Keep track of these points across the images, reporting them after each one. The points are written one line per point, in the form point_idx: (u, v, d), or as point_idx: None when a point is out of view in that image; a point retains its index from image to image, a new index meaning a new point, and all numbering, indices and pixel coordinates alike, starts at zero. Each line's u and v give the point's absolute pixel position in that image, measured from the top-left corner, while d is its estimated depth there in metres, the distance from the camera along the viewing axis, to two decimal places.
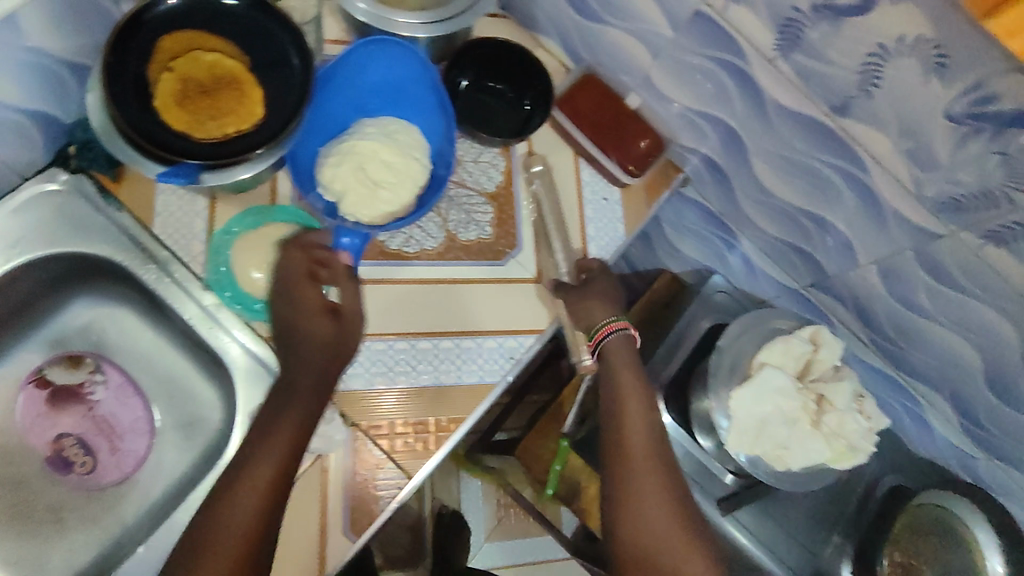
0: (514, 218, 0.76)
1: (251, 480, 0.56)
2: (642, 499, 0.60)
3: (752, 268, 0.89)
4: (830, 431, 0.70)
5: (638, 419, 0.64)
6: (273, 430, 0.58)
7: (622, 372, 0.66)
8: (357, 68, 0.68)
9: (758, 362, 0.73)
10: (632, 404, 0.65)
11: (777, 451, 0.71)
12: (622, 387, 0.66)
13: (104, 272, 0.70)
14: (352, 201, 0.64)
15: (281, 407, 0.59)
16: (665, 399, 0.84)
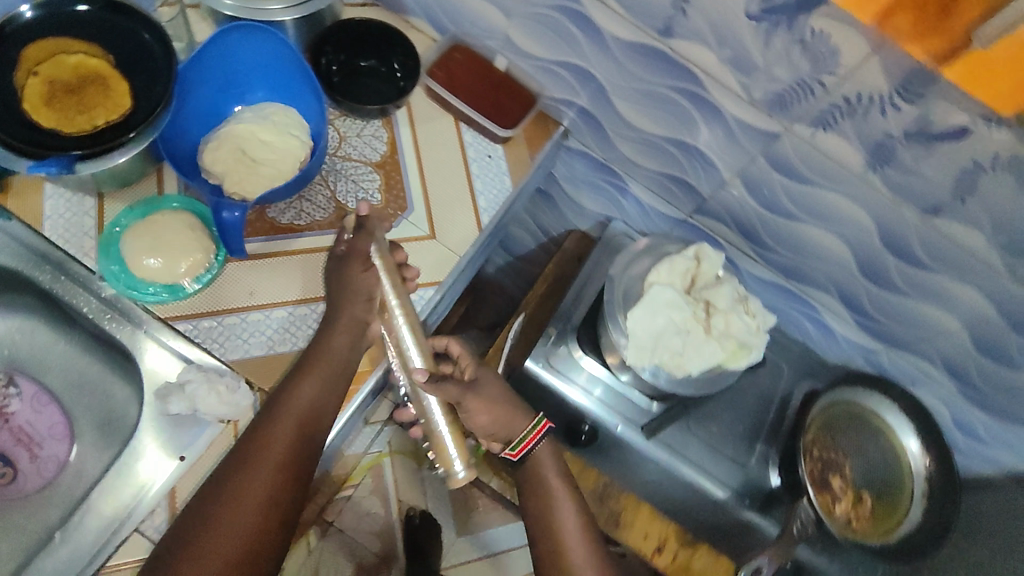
0: (401, 182, 0.80)
1: (269, 460, 0.59)
2: (577, 550, 0.66)
3: (645, 209, 0.94)
4: (720, 333, 0.74)
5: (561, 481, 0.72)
6: (294, 404, 0.61)
7: (548, 473, 0.72)
8: (224, 57, 0.72)
9: (648, 282, 0.78)
10: (562, 497, 0.70)
11: (675, 359, 0.74)
12: (545, 482, 0.71)
13: (4, 283, 0.72)
14: (235, 180, 0.69)
15: (299, 383, 0.63)
16: (579, 336, 0.88)
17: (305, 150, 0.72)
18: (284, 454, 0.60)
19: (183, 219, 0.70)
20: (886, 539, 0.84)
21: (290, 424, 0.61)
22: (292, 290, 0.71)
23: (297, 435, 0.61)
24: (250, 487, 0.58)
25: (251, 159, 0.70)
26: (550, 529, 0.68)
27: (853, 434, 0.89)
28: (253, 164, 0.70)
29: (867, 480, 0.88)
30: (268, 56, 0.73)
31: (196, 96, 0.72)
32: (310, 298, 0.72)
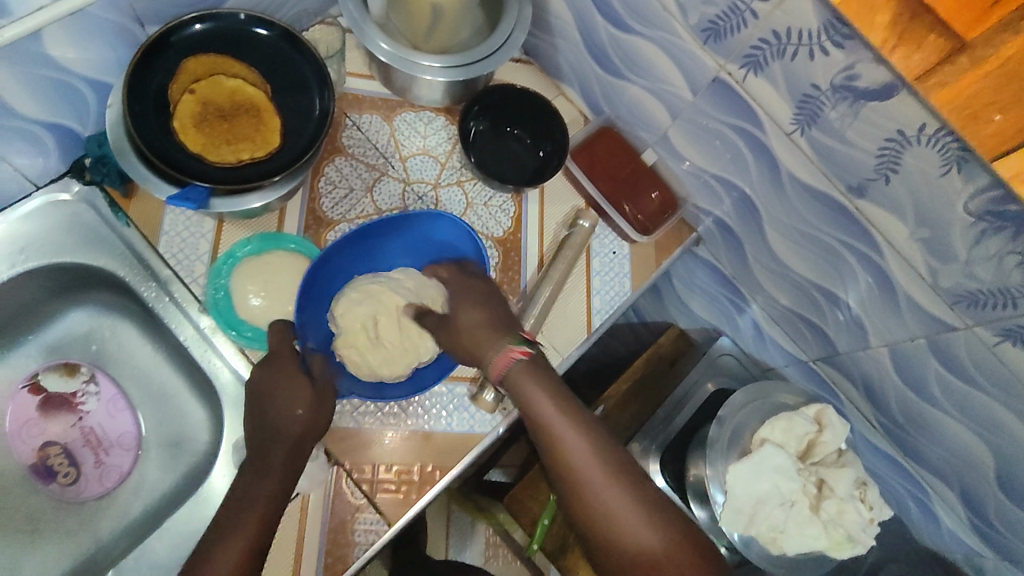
0: (519, 264, 0.76)
1: (215, 560, 0.53)
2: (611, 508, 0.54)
3: (762, 334, 0.86)
4: (829, 518, 0.67)
5: (578, 450, 0.56)
6: (244, 512, 0.55)
7: (558, 430, 0.57)
8: (434, 227, 0.69)
9: (759, 438, 0.71)
10: (559, 425, 0.57)
11: (771, 533, 0.68)
12: (543, 418, 0.57)
13: (107, 285, 0.70)
14: (347, 344, 0.65)
15: (254, 480, 0.57)
16: (662, 462, 0.83)
17: (432, 353, 0.66)
18: (241, 548, 0.53)
19: (297, 264, 0.68)
20: None
21: (249, 510, 0.55)
22: None
23: (251, 530, 0.54)
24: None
25: (374, 333, 0.65)
26: (556, 455, 0.56)
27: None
28: (373, 338, 0.65)
29: None
30: (456, 250, 0.70)
31: (361, 246, 0.68)
32: None
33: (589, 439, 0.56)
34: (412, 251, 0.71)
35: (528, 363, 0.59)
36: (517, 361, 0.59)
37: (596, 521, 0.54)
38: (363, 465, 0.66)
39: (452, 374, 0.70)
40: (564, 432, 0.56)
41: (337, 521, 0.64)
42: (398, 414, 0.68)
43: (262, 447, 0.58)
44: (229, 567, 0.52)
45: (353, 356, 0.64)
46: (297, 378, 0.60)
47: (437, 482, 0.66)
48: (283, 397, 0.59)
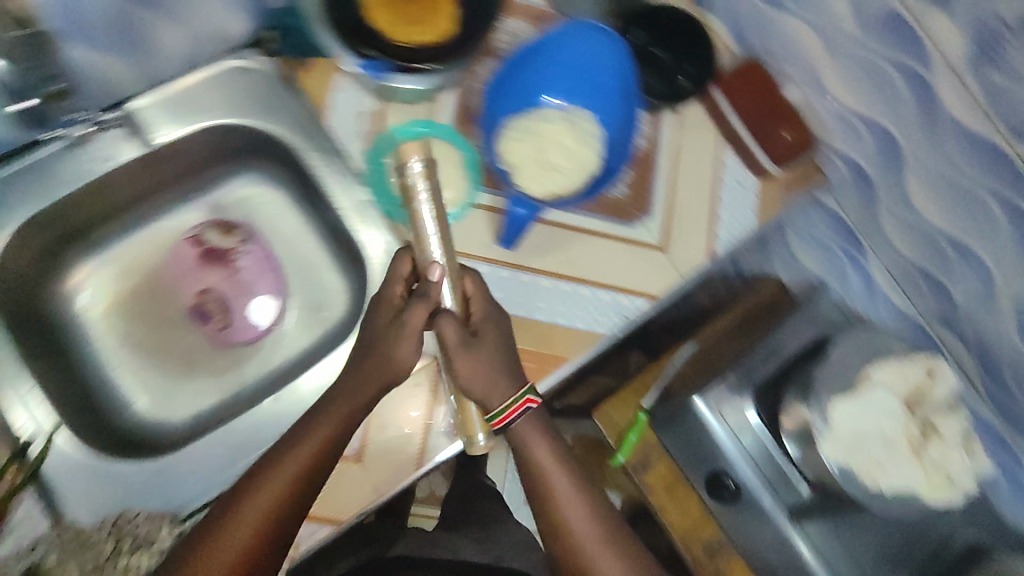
0: (651, 184, 0.77)
1: (277, 473, 0.59)
2: (601, 556, 0.61)
3: (872, 290, 0.87)
4: (931, 463, 0.70)
5: (590, 518, 0.62)
6: (311, 432, 0.61)
7: (557, 479, 0.63)
8: (589, 49, 0.72)
9: (870, 377, 0.72)
10: (553, 474, 0.63)
11: (870, 468, 0.70)
12: (535, 457, 0.63)
13: (275, 153, 0.77)
14: (526, 174, 0.71)
15: (316, 418, 0.62)
16: (756, 397, 0.85)
17: (598, 164, 0.72)
18: (300, 468, 0.60)
19: (454, 154, 0.72)
20: None
21: (306, 444, 0.60)
22: (526, 257, 0.73)
23: (309, 458, 0.60)
24: (246, 515, 0.58)
25: (547, 162, 0.71)
26: (546, 506, 0.63)
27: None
28: (546, 167, 0.71)
29: None
30: (599, 61, 0.72)
31: (516, 64, 0.73)
32: (535, 269, 0.73)
33: (584, 490, 0.64)
34: (548, 78, 0.74)
35: (535, 417, 0.64)
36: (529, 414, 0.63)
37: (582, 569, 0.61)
38: None
39: (577, 277, 0.74)
40: (563, 492, 0.63)
41: (352, 457, 0.67)
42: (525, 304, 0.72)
43: (326, 401, 0.63)
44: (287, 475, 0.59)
45: (533, 182, 0.71)
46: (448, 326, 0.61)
47: (557, 370, 0.71)
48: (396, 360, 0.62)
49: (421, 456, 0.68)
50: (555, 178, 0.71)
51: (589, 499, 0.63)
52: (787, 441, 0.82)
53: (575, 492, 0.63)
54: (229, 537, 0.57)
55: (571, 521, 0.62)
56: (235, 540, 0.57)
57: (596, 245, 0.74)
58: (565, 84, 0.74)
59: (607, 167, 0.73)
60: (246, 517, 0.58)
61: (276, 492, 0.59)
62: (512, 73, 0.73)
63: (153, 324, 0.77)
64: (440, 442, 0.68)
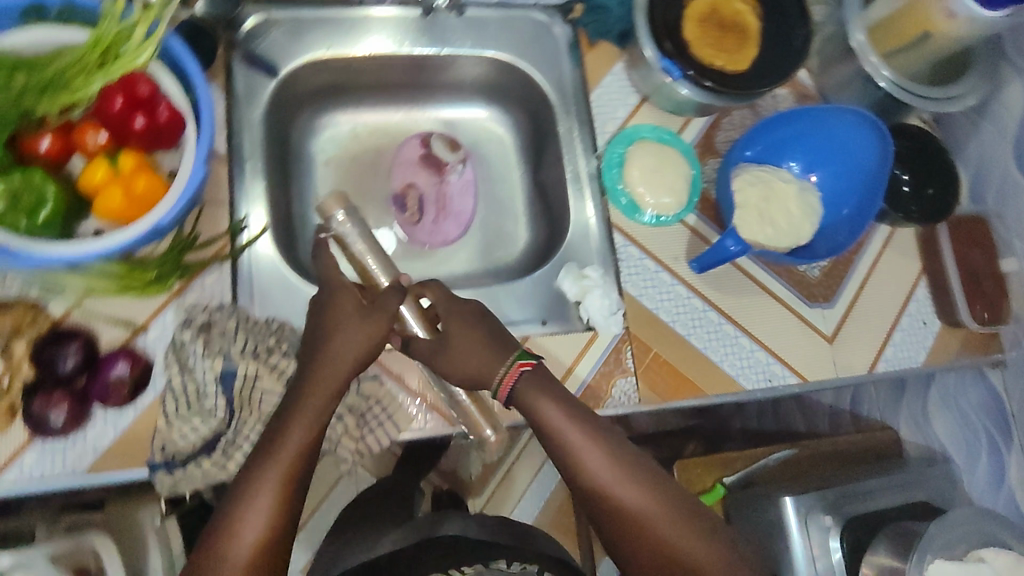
0: (843, 279, 0.79)
1: (276, 454, 0.57)
2: (627, 490, 0.60)
3: (998, 480, 0.85)
4: None
5: (609, 462, 0.61)
6: (296, 417, 0.58)
7: (567, 430, 0.61)
8: (849, 139, 0.75)
9: (979, 555, 0.71)
10: (567, 435, 0.61)
11: None
12: (551, 425, 0.61)
13: (529, 104, 0.86)
14: (745, 217, 0.73)
15: (292, 405, 0.59)
16: (843, 525, 0.80)
17: (808, 240, 0.75)
18: (305, 442, 0.58)
19: (683, 169, 0.77)
20: None
21: (293, 425, 0.58)
22: (706, 286, 0.76)
23: (304, 440, 0.58)
24: (258, 499, 0.55)
25: (767, 215, 0.74)
26: (593, 490, 0.61)
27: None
28: (765, 218, 0.73)
29: None
30: (852, 152, 0.76)
31: (778, 121, 0.77)
32: (709, 300, 0.75)
33: (626, 469, 0.61)
34: (797, 148, 0.78)
35: (534, 375, 0.63)
36: (525, 375, 0.62)
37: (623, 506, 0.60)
38: (643, 345, 0.73)
39: (742, 325, 0.76)
40: (582, 447, 0.61)
41: None
42: (688, 325, 0.74)
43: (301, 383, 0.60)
44: (297, 446, 0.57)
45: (749, 225, 0.73)
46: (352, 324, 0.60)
47: (689, 396, 0.72)
48: (346, 338, 0.60)
49: None
50: (768, 231, 0.73)
51: (606, 448, 0.61)
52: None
53: (586, 441, 0.61)
54: (248, 521, 0.55)
55: (597, 475, 0.60)
56: (257, 527, 0.55)
57: (772, 306, 0.77)
58: (809, 160, 0.78)
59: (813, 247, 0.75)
60: (259, 498, 0.55)
61: (280, 469, 0.56)
62: (772, 126, 0.77)
63: (361, 191, 0.86)
64: None
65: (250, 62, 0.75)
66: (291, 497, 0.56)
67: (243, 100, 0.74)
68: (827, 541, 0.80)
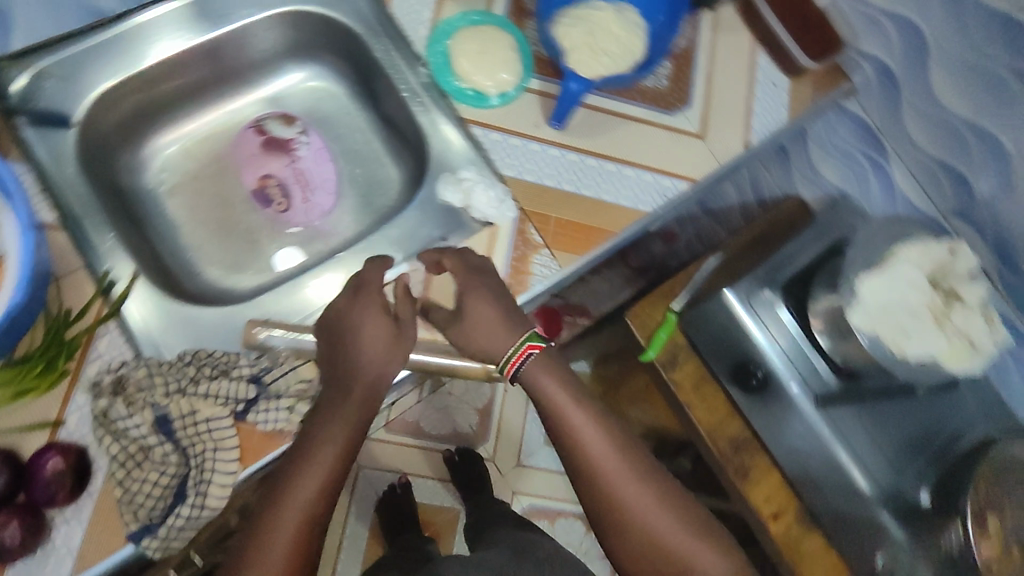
0: (690, 78, 0.82)
1: (295, 491, 0.55)
2: (628, 487, 0.60)
3: (892, 194, 0.91)
4: (953, 329, 0.73)
5: (609, 449, 0.61)
6: (326, 439, 0.57)
7: (569, 408, 0.62)
8: None
9: (894, 255, 0.76)
10: (577, 423, 0.61)
11: (897, 336, 0.74)
12: (555, 399, 0.62)
13: (339, 45, 0.83)
14: (578, 57, 0.74)
15: (318, 423, 0.58)
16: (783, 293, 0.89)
17: (642, 54, 0.77)
18: (331, 470, 0.57)
19: (505, 38, 0.77)
20: None
21: (325, 448, 0.57)
22: (573, 137, 0.77)
23: (336, 457, 0.57)
24: (280, 530, 0.54)
25: (596, 46, 0.75)
26: (595, 478, 0.60)
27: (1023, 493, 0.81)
28: (595, 50, 0.75)
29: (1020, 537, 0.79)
30: None
31: None
32: (582, 149, 0.77)
33: (626, 461, 0.61)
34: None
35: (541, 358, 0.63)
36: (533, 358, 0.63)
37: (620, 513, 0.60)
38: (542, 215, 0.74)
39: (620, 159, 0.77)
40: (585, 431, 0.61)
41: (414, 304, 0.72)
42: (574, 180, 0.75)
43: (334, 395, 0.59)
44: (325, 471, 0.56)
45: (583, 62, 0.74)
46: (376, 325, 0.61)
47: (603, 241, 0.74)
48: (365, 340, 0.60)
49: None
50: (602, 61, 0.75)
51: (604, 430, 0.61)
52: (819, 337, 0.85)
53: (590, 423, 0.61)
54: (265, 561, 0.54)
55: (601, 466, 0.60)
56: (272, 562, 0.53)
57: (638, 130, 0.79)
58: None
59: (648, 60, 0.78)
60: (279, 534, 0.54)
61: (306, 501, 0.55)
62: None
63: (218, 203, 0.82)
64: None
65: (40, 120, 0.69)
66: (316, 519, 0.56)
67: (49, 163, 0.69)
68: (778, 313, 0.90)
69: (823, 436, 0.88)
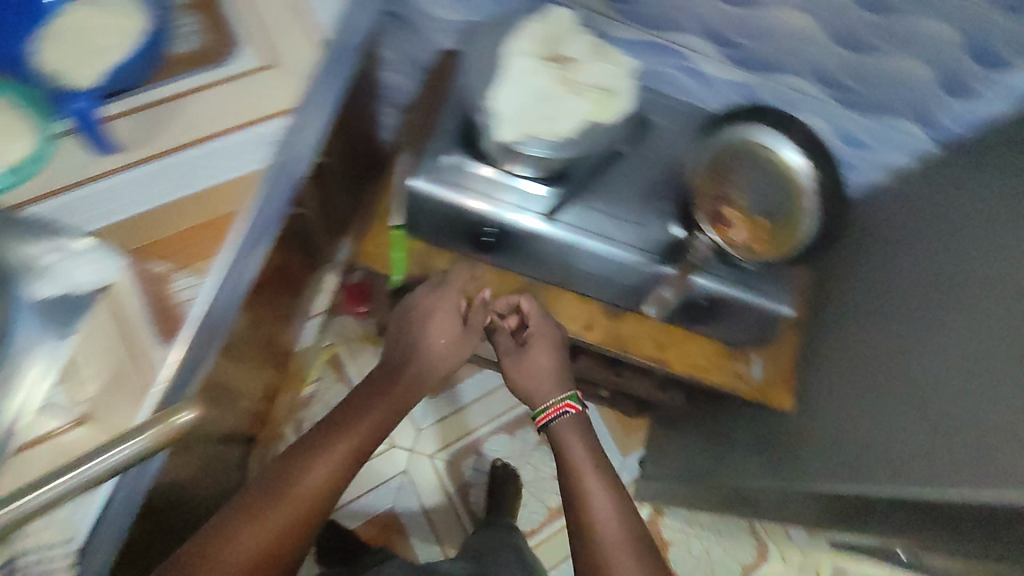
0: (224, 18, 0.73)
1: (307, 477, 0.74)
2: (596, 495, 0.81)
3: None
4: (581, 86, 0.74)
5: (580, 461, 0.85)
6: (335, 443, 0.78)
7: (570, 442, 0.88)
8: None
9: (504, 54, 0.74)
10: (587, 475, 0.83)
11: (541, 122, 0.73)
12: (574, 459, 0.85)
13: None
14: (81, 70, 0.64)
15: (341, 428, 0.81)
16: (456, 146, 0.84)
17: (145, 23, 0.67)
18: (330, 470, 0.76)
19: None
20: (779, 248, 0.84)
21: (350, 435, 0.80)
22: (136, 147, 0.67)
23: (348, 448, 0.78)
24: (269, 510, 0.70)
25: (91, 48, 0.64)
26: (573, 471, 0.84)
27: (750, 171, 0.87)
28: (91, 53, 0.64)
29: (763, 211, 0.86)
30: None
31: None
32: (156, 154, 0.67)
33: (603, 480, 0.83)
34: None
35: (576, 419, 0.91)
36: (567, 414, 0.91)
37: (585, 491, 0.82)
38: (158, 238, 0.66)
39: (200, 138, 0.69)
40: (586, 467, 0.85)
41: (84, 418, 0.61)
42: (167, 189, 0.67)
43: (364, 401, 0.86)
44: (340, 453, 0.77)
45: (87, 71, 0.64)
46: (431, 336, 0.91)
47: (237, 223, 0.69)
48: (435, 325, 0.91)
49: (150, 376, 0.65)
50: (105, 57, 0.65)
51: (588, 449, 0.87)
52: (507, 164, 0.82)
53: (579, 447, 0.87)
54: (253, 524, 0.69)
55: (584, 488, 0.82)
56: (263, 528, 0.69)
57: (199, 99, 0.70)
58: None
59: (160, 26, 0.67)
60: (288, 500, 0.72)
61: (307, 486, 0.73)
62: None
63: None
64: (156, 348, 0.65)
65: None
66: (317, 501, 0.73)
67: None
68: (472, 168, 0.84)
69: (572, 241, 0.87)
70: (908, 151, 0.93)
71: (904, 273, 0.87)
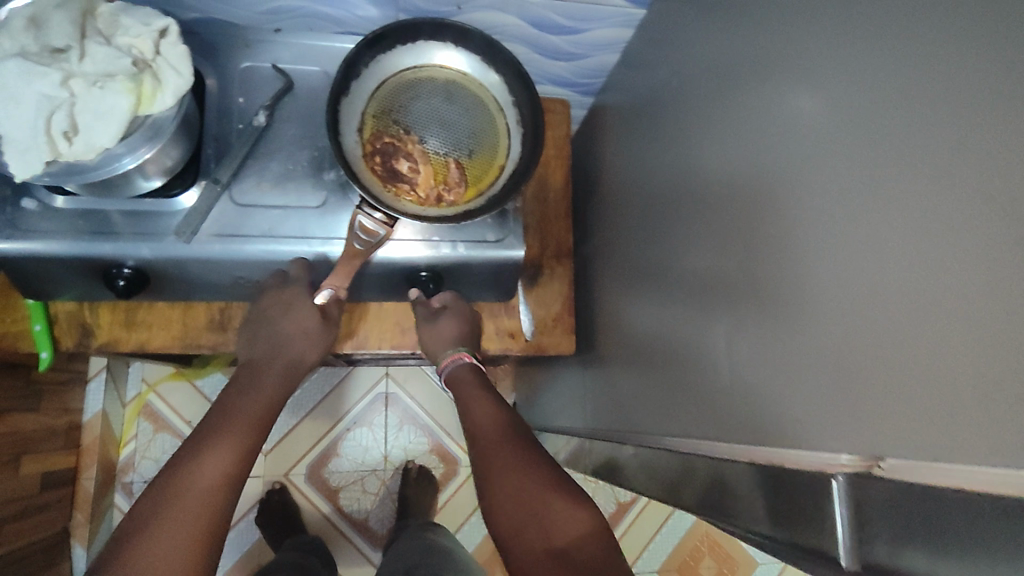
0: None
1: (204, 472, 0.57)
2: (480, 423, 0.65)
3: None
4: (98, 76, 0.54)
5: (486, 420, 0.65)
6: (219, 437, 0.61)
7: (465, 382, 0.71)
8: None
9: None
10: (478, 407, 0.67)
11: (58, 139, 0.53)
12: (468, 391, 0.69)
13: None
14: None
15: (233, 401, 0.65)
16: (36, 186, 0.66)
17: None
18: (234, 451, 0.60)
19: None
20: (500, 165, 0.71)
21: (230, 429, 0.62)
22: None
23: (237, 440, 0.61)
24: (196, 486, 0.56)
25: None
26: (478, 407, 0.67)
27: (421, 98, 0.70)
28: None
29: (450, 142, 0.70)
30: None
31: None
32: None
33: (518, 452, 0.61)
34: None
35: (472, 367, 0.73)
36: (462, 362, 0.72)
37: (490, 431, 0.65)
38: None
39: None
40: (474, 412, 0.66)
41: None
42: None
43: (255, 372, 0.69)
44: (219, 459, 0.59)
45: None
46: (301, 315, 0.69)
47: None
48: (292, 326, 0.70)
49: None
50: None
51: (488, 408, 0.66)
52: (96, 190, 0.64)
53: (474, 396, 0.68)
54: (169, 522, 0.53)
55: (499, 427, 0.64)
56: (179, 527, 0.53)
57: None
58: None
59: None
60: (190, 497, 0.55)
61: (209, 479, 0.57)
62: None
63: None
64: None
65: None
66: (222, 506, 0.57)
67: None
68: (54, 206, 0.66)
69: (231, 252, 0.69)
70: (621, 24, 0.76)
71: (645, 175, 0.75)
